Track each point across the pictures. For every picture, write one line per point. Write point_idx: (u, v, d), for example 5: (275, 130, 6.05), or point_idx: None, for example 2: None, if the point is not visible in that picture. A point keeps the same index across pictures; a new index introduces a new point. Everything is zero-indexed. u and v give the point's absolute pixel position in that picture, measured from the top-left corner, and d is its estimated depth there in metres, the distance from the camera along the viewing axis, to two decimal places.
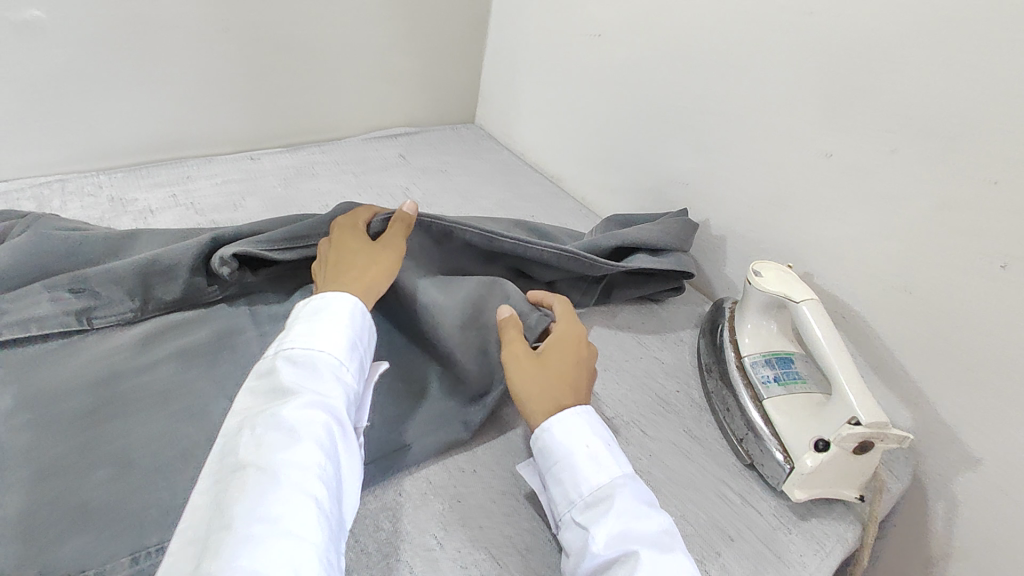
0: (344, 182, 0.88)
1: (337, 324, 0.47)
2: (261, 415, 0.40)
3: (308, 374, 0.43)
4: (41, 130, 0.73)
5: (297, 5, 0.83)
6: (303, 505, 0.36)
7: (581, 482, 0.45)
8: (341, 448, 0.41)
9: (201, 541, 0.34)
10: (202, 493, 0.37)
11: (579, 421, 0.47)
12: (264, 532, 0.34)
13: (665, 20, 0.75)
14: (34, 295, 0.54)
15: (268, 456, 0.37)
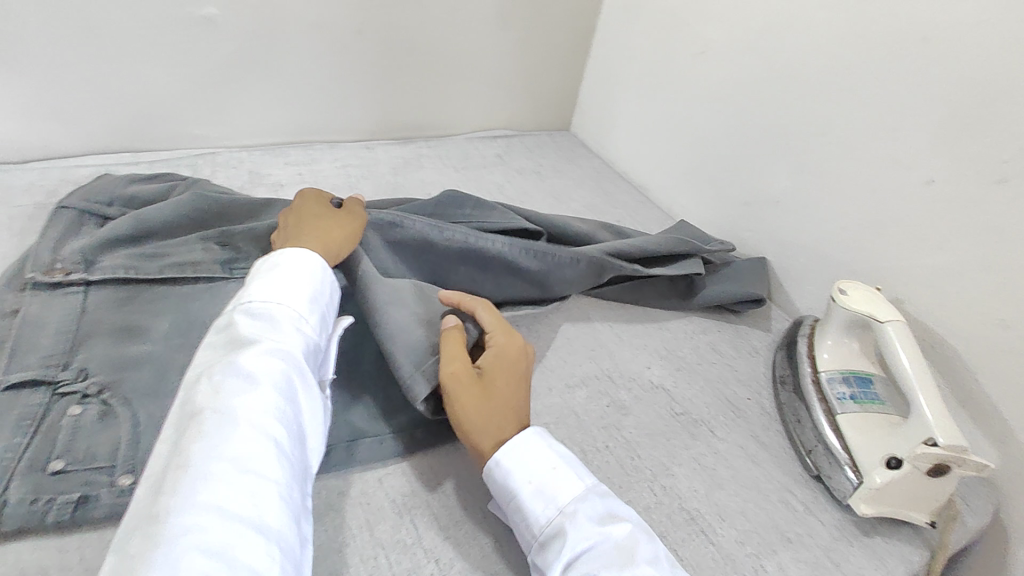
0: (447, 174, 0.96)
1: (294, 281, 0.50)
2: (219, 363, 0.42)
3: (266, 325, 0.46)
4: (202, 108, 0.85)
5: (425, 13, 0.91)
6: (260, 443, 0.39)
7: (533, 520, 0.45)
8: (299, 393, 0.44)
9: (162, 478, 0.37)
10: (164, 437, 0.40)
11: (520, 452, 0.47)
12: (224, 468, 0.37)
13: (773, 41, 0.76)
14: (191, 245, 0.65)
15: (226, 399, 0.40)
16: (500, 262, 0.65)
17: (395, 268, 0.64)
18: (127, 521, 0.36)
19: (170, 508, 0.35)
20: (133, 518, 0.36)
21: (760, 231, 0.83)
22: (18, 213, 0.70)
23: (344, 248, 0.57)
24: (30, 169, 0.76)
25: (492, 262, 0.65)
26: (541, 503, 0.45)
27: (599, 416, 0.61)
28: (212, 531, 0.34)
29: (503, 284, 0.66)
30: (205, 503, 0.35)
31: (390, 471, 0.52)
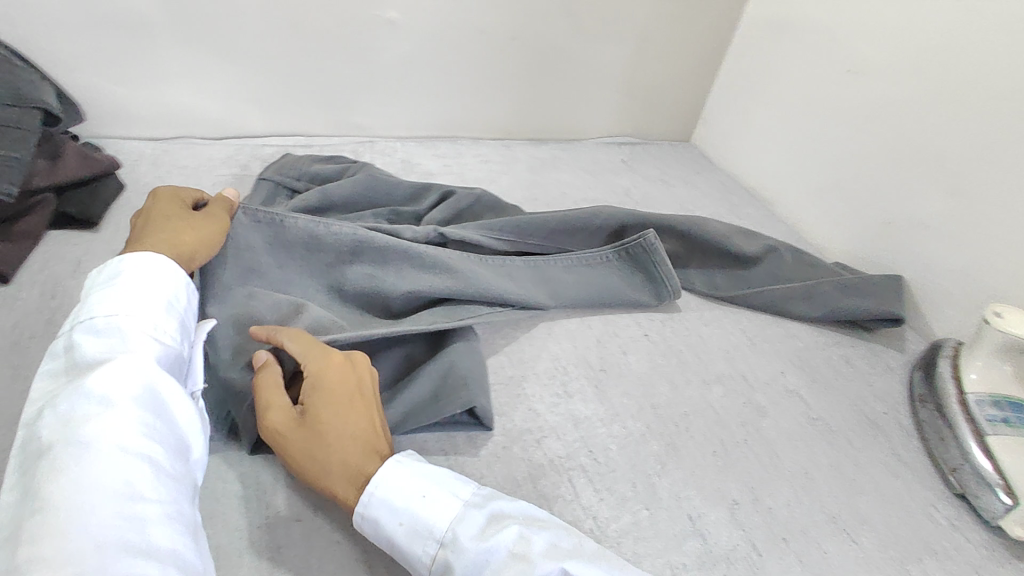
0: (577, 175, 1.00)
1: (141, 293, 0.46)
2: (65, 391, 0.38)
3: (114, 343, 0.42)
4: (368, 101, 0.94)
5: (575, 24, 0.97)
6: (121, 464, 0.35)
7: (418, 564, 0.42)
8: (166, 402, 0.40)
9: (11, 534, 0.32)
10: (5, 493, 0.35)
11: (380, 502, 0.43)
12: (81, 502, 0.33)
13: (934, 63, 0.76)
14: (365, 218, 0.74)
15: (72, 429, 0.35)
16: (396, 254, 0.63)
17: (282, 273, 0.61)
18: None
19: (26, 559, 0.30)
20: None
21: (898, 252, 0.82)
22: (221, 181, 0.80)
23: (201, 255, 0.56)
24: (227, 145, 0.87)
25: (390, 255, 0.63)
26: (420, 548, 0.42)
27: (736, 411, 0.63)
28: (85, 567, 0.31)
29: (405, 278, 0.63)
30: (69, 543, 0.31)
31: (545, 434, 0.56)
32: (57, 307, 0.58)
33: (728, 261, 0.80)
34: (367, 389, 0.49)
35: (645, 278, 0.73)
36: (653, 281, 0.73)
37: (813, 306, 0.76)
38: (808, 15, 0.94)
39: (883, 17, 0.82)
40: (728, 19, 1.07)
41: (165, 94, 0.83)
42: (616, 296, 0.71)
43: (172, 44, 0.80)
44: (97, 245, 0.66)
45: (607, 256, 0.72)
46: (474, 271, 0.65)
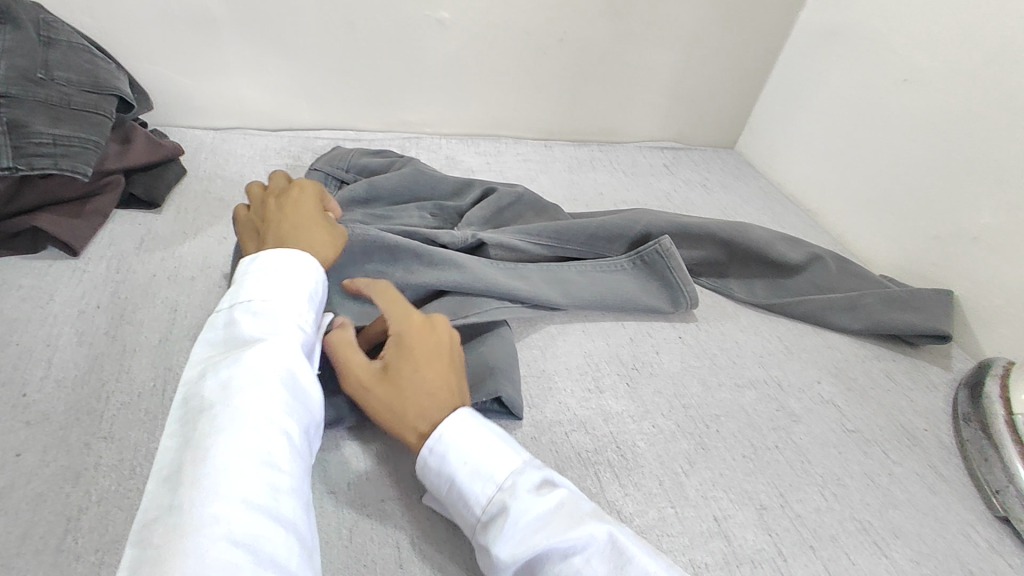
0: (618, 178, 1.01)
1: (291, 277, 0.49)
2: (226, 361, 0.42)
3: (268, 320, 0.46)
4: (417, 98, 0.97)
5: (623, 27, 0.98)
6: (266, 435, 0.39)
7: (474, 501, 0.43)
8: (303, 385, 0.44)
9: (173, 475, 0.37)
10: (166, 436, 0.40)
11: (445, 440, 0.44)
12: (233, 461, 0.36)
13: (995, 72, 0.74)
14: (409, 209, 0.76)
15: (232, 395, 0.40)
16: (408, 252, 0.65)
17: None
18: (139, 519, 0.35)
19: (185, 503, 0.35)
20: (146, 515, 0.35)
21: (948, 266, 0.80)
22: (273, 170, 0.84)
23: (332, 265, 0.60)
24: (281, 137, 0.91)
25: (401, 253, 0.64)
26: (474, 489, 0.43)
27: (769, 417, 0.62)
28: (227, 521, 0.34)
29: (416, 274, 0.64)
30: (215, 495, 0.35)
31: (574, 427, 0.57)
32: (120, 280, 0.62)
33: (768, 267, 0.79)
34: (446, 350, 0.50)
35: (659, 285, 0.73)
36: (665, 287, 0.73)
37: (854, 317, 0.75)
38: (862, 21, 0.92)
39: (942, 24, 0.80)
40: (778, 25, 1.05)
41: (227, 86, 0.88)
42: (631, 299, 0.71)
43: (235, 39, 0.84)
44: (159, 226, 0.70)
45: (623, 265, 0.73)
46: (480, 269, 0.66)
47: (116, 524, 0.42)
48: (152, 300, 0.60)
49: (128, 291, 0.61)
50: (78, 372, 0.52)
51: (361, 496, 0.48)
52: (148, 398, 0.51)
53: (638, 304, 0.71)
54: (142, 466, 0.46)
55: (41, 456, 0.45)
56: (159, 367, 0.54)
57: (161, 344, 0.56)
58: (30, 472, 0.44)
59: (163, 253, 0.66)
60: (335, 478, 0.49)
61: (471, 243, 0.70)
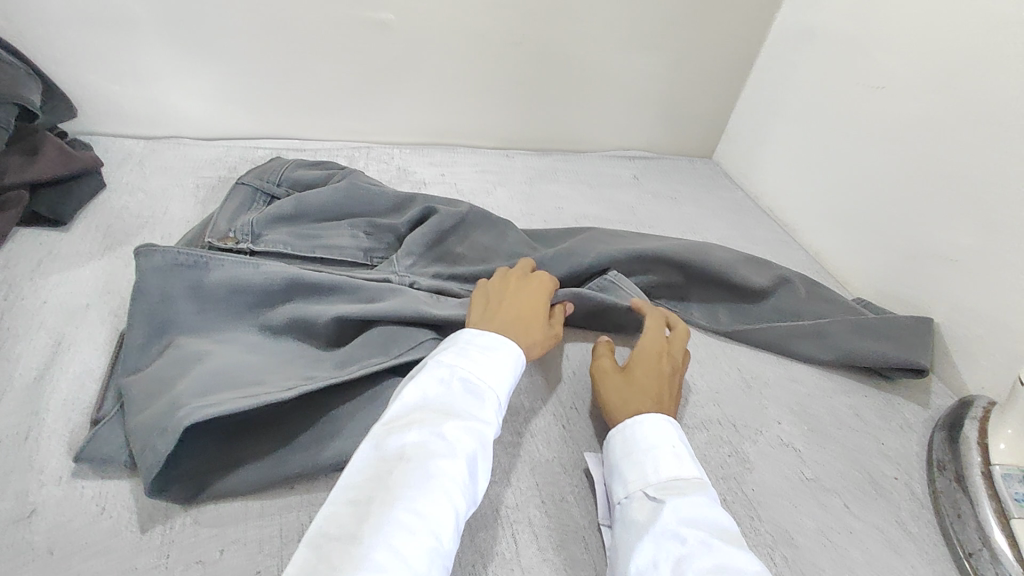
0: (581, 191, 0.95)
1: (504, 359, 0.48)
2: (430, 416, 0.42)
3: (476, 395, 0.45)
4: (365, 104, 0.91)
5: (583, 29, 0.93)
6: (443, 517, 0.37)
7: (656, 469, 0.46)
8: (481, 475, 0.41)
9: (359, 509, 0.36)
10: (356, 463, 0.39)
11: (668, 422, 0.49)
12: (415, 529, 0.35)
13: (970, 80, 0.68)
14: (340, 229, 0.70)
15: (428, 458, 0.39)
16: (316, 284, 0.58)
17: (192, 317, 0.54)
18: (314, 535, 0.34)
19: (364, 548, 0.33)
20: (321, 532, 0.35)
21: (928, 291, 0.74)
22: (203, 182, 0.78)
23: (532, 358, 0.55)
24: (218, 146, 0.86)
25: (308, 286, 0.57)
26: (669, 461, 0.46)
27: (718, 464, 0.56)
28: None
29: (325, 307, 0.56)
30: (382, 554, 0.33)
31: (496, 479, 0.51)
32: (5, 308, 0.57)
33: (731, 292, 0.73)
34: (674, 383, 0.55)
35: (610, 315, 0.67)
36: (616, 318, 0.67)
37: (822, 347, 0.69)
38: (836, 23, 0.86)
39: (916, 26, 0.74)
40: (751, 27, 1.00)
41: (157, 92, 0.83)
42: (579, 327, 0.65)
43: (161, 43, 0.79)
44: (62, 245, 0.65)
45: None
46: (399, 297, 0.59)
47: None
48: (36, 331, 0.55)
49: (10, 322, 0.55)
50: None
51: (233, 568, 0.41)
52: (5, 448, 0.46)
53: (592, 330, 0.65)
54: None
55: None
56: (25, 413, 0.48)
57: (34, 383, 0.50)
58: None
59: (60, 277, 0.61)
60: (204, 546, 0.42)
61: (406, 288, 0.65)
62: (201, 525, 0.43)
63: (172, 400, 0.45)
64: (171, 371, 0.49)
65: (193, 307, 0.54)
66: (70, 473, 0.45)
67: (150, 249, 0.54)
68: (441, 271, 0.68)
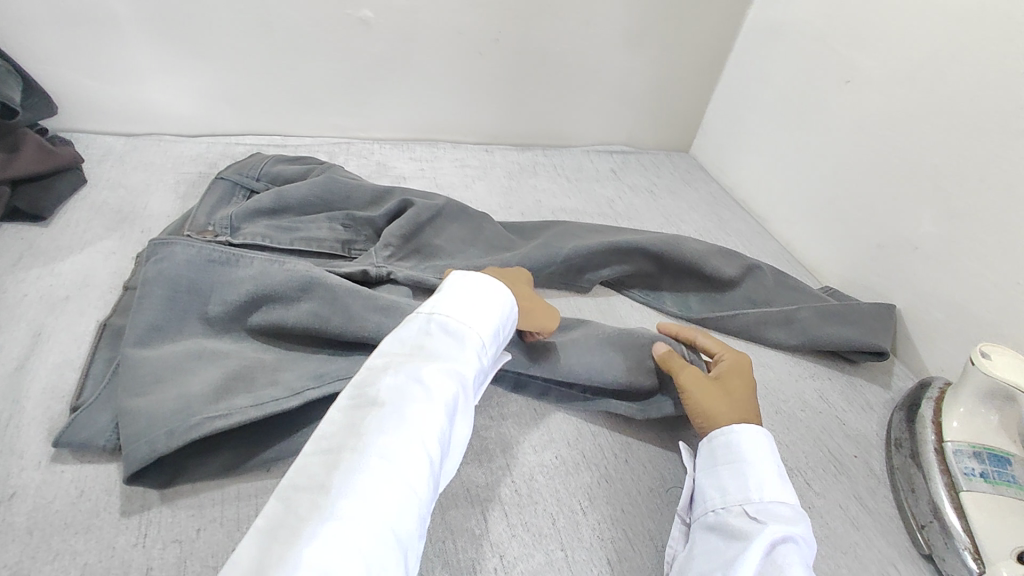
0: (559, 184, 0.97)
1: (481, 307, 0.50)
2: (405, 364, 0.43)
3: (455, 341, 0.47)
4: (346, 101, 0.93)
5: (560, 26, 0.94)
6: (418, 455, 0.38)
7: (760, 486, 0.46)
8: (459, 418, 0.43)
9: (334, 452, 0.38)
10: (335, 410, 0.41)
11: (774, 450, 0.49)
12: (386, 465, 0.37)
13: (931, 74, 0.71)
14: (318, 222, 0.71)
15: (401, 402, 0.41)
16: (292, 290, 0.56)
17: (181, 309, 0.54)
18: (291, 477, 0.37)
19: (336, 486, 0.35)
20: (298, 475, 0.37)
21: (892, 279, 0.76)
22: (183, 178, 0.79)
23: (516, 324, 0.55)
24: (199, 142, 0.87)
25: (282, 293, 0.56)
26: (772, 482, 0.46)
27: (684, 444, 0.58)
28: (359, 527, 0.34)
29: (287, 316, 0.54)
30: (353, 491, 0.35)
31: (467, 460, 0.53)
32: None
33: (702, 281, 0.76)
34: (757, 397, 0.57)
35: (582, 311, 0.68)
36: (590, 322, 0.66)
37: (790, 333, 0.71)
38: (806, 19, 0.88)
39: (881, 21, 0.76)
40: (726, 24, 1.02)
41: (138, 88, 0.84)
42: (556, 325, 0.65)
43: (141, 40, 0.80)
44: (43, 240, 0.66)
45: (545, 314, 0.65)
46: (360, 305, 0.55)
47: None
48: (17, 323, 0.56)
49: None
50: None
51: (209, 546, 0.43)
52: None
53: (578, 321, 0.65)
54: None
55: None
56: (6, 400, 0.49)
57: (16, 372, 0.52)
58: None
59: (40, 270, 0.62)
60: (182, 525, 0.44)
61: (383, 279, 0.67)
62: (179, 505, 0.45)
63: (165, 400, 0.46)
64: (162, 363, 0.49)
65: (182, 302, 0.54)
66: (50, 457, 0.46)
67: (150, 247, 0.55)
68: (418, 264, 0.70)
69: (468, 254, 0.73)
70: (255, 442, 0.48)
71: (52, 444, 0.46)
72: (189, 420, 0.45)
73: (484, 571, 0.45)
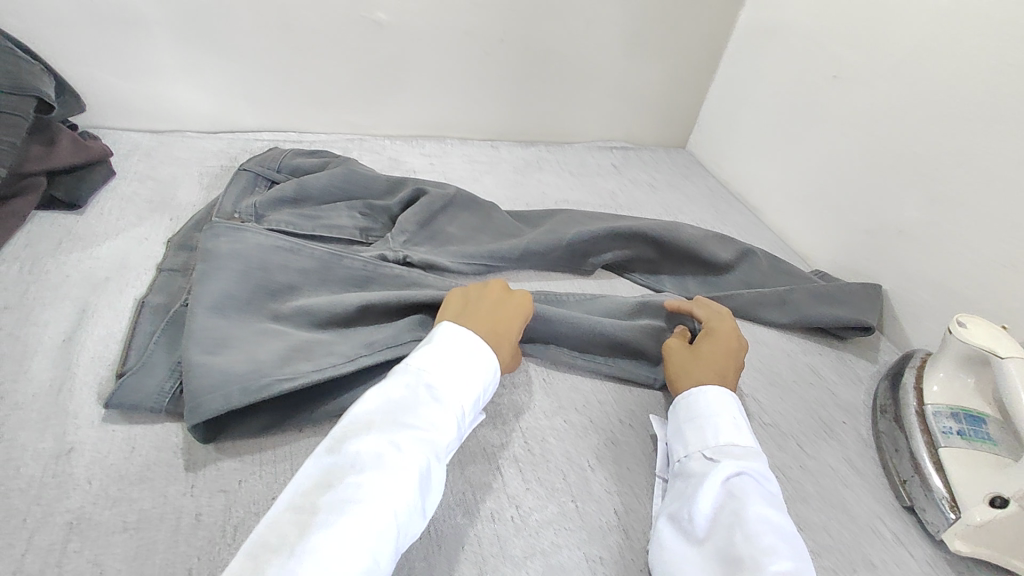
0: (563, 178, 1.01)
1: (467, 367, 0.49)
2: (383, 427, 0.43)
3: (437, 403, 0.46)
4: (359, 99, 0.97)
5: (564, 26, 0.99)
6: (386, 528, 0.38)
7: (715, 434, 0.51)
8: (433, 488, 0.43)
9: (304, 519, 0.37)
10: (307, 467, 0.41)
11: (731, 399, 0.54)
12: (353, 537, 0.37)
13: (912, 69, 0.76)
14: (337, 210, 0.76)
15: (375, 470, 0.40)
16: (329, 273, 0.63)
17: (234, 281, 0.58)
18: (257, 540, 0.36)
19: (302, 555, 0.35)
20: (266, 538, 0.36)
21: (880, 262, 0.81)
22: (207, 171, 0.84)
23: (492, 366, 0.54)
24: (220, 138, 0.91)
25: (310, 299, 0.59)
26: (728, 427, 0.51)
27: None
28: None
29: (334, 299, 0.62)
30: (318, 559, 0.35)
31: (484, 424, 0.57)
32: (32, 281, 0.61)
33: (699, 265, 0.80)
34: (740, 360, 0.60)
35: (588, 293, 0.72)
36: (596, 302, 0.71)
37: (783, 312, 0.75)
38: (796, 19, 0.93)
39: (866, 20, 0.81)
40: (721, 25, 1.07)
41: (163, 87, 0.88)
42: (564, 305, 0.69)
43: (168, 41, 0.84)
44: (80, 227, 0.70)
45: (556, 297, 0.70)
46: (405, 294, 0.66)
47: None
48: (62, 300, 0.60)
49: (38, 292, 0.60)
50: None
51: (252, 495, 0.47)
52: (41, 399, 0.51)
53: (584, 300, 0.70)
54: (25, 467, 0.46)
55: None
56: (58, 367, 0.53)
57: (64, 343, 0.56)
58: None
59: (80, 254, 0.66)
60: (226, 477, 0.48)
61: (400, 262, 0.71)
62: (223, 460, 0.49)
63: (219, 363, 0.50)
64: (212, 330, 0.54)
65: (234, 274, 0.58)
66: (102, 418, 0.50)
67: (224, 228, 0.61)
68: (433, 248, 0.74)
69: (479, 241, 0.78)
70: (289, 404, 0.52)
71: (105, 406, 0.50)
72: (257, 380, 0.49)
73: (502, 519, 0.49)
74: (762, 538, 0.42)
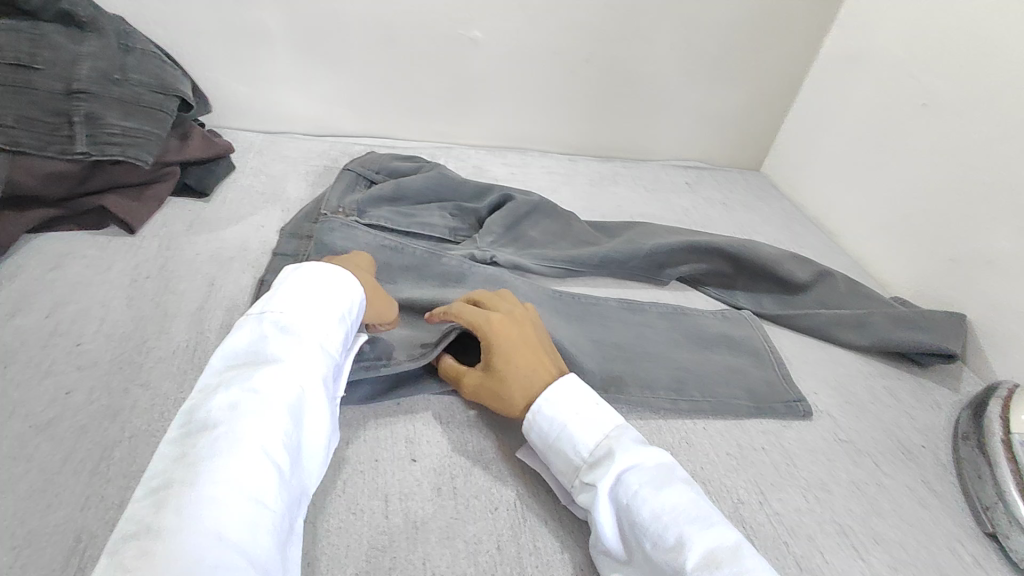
0: (639, 193, 1.04)
1: (320, 301, 0.50)
2: (234, 379, 0.43)
3: (287, 339, 0.46)
4: (449, 110, 1.04)
5: (648, 48, 1.03)
6: (261, 465, 0.39)
7: (580, 446, 0.49)
8: (307, 417, 0.44)
9: (162, 489, 0.37)
10: (166, 444, 0.40)
11: (568, 389, 0.52)
12: (224, 489, 0.37)
13: (1007, 99, 0.75)
14: (430, 209, 0.81)
15: (234, 419, 0.40)
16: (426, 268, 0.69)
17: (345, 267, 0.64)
18: (120, 529, 0.35)
19: (169, 521, 0.35)
20: (127, 524, 0.35)
21: (965, 291, 0.80)
22: (312, 169, 0.92)
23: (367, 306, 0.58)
24: (324, 140, 0.99)
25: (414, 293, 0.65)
26: (581, 428, 0.50)
27: (759, 419, 0.63)
28: (200, 553, 0.34)
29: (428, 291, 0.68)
30: (191, 517, 0.35)
31: None
32: (170, 256, 0.69)
33: (774, 282, 0.81)
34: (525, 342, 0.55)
35: (660, 304, 0.75)
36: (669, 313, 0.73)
37: (860, 334, 0.75)
38: (883, 47, 0.94)
39: (959, 49, 0.82)
40: (802, 51, 1.08)
41: (277, 93, 0.97)
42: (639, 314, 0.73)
43: (287, 51, 0.93)
44: (207, 213, 0.78)
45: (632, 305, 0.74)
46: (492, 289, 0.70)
47: (143, 457, 0.49)
48: (195, 274, 0.67)
49: (175, 266, 0.68)
50: (124, 330, 0.59)
51: (363, 456, 0.52)
52: (180, 356, 0.57)
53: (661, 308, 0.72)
54: (169, 412, 0.52)
55: (87, 396, 0.52)
56: (193, 331, 0.60)
57: (197, 311, 0.63)
58: (77, 409, 0.51)
59: (208, 236, 0.74)
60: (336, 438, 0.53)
61: (487, 261, 0.76)
62: None
63: None
64: None
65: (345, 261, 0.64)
66: None
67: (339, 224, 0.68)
68: (516, 249, 0.79)
69: (558, 247, 0.82)
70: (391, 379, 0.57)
71: None
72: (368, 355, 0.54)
73: None
74: (667, 533, 0.43)
